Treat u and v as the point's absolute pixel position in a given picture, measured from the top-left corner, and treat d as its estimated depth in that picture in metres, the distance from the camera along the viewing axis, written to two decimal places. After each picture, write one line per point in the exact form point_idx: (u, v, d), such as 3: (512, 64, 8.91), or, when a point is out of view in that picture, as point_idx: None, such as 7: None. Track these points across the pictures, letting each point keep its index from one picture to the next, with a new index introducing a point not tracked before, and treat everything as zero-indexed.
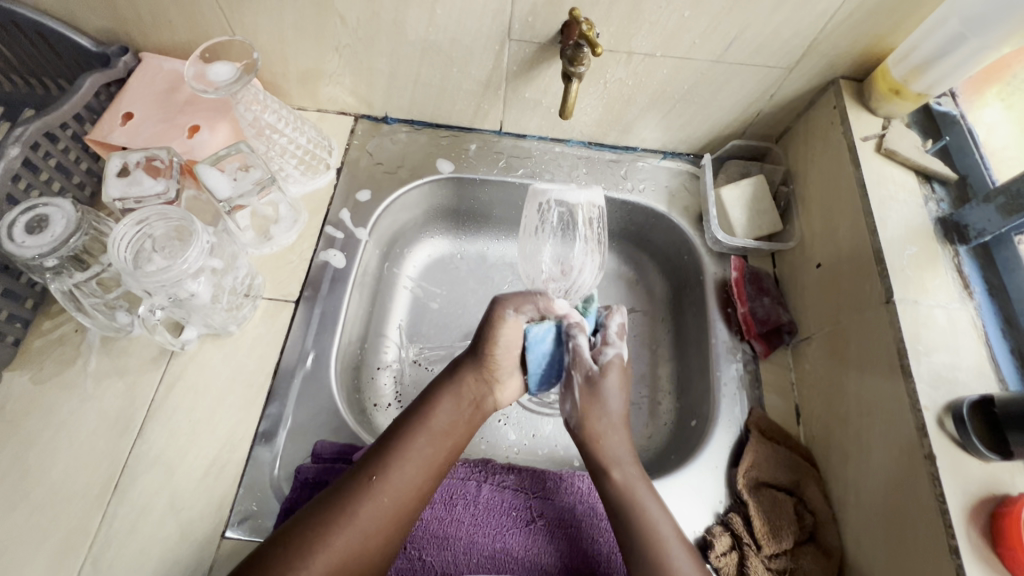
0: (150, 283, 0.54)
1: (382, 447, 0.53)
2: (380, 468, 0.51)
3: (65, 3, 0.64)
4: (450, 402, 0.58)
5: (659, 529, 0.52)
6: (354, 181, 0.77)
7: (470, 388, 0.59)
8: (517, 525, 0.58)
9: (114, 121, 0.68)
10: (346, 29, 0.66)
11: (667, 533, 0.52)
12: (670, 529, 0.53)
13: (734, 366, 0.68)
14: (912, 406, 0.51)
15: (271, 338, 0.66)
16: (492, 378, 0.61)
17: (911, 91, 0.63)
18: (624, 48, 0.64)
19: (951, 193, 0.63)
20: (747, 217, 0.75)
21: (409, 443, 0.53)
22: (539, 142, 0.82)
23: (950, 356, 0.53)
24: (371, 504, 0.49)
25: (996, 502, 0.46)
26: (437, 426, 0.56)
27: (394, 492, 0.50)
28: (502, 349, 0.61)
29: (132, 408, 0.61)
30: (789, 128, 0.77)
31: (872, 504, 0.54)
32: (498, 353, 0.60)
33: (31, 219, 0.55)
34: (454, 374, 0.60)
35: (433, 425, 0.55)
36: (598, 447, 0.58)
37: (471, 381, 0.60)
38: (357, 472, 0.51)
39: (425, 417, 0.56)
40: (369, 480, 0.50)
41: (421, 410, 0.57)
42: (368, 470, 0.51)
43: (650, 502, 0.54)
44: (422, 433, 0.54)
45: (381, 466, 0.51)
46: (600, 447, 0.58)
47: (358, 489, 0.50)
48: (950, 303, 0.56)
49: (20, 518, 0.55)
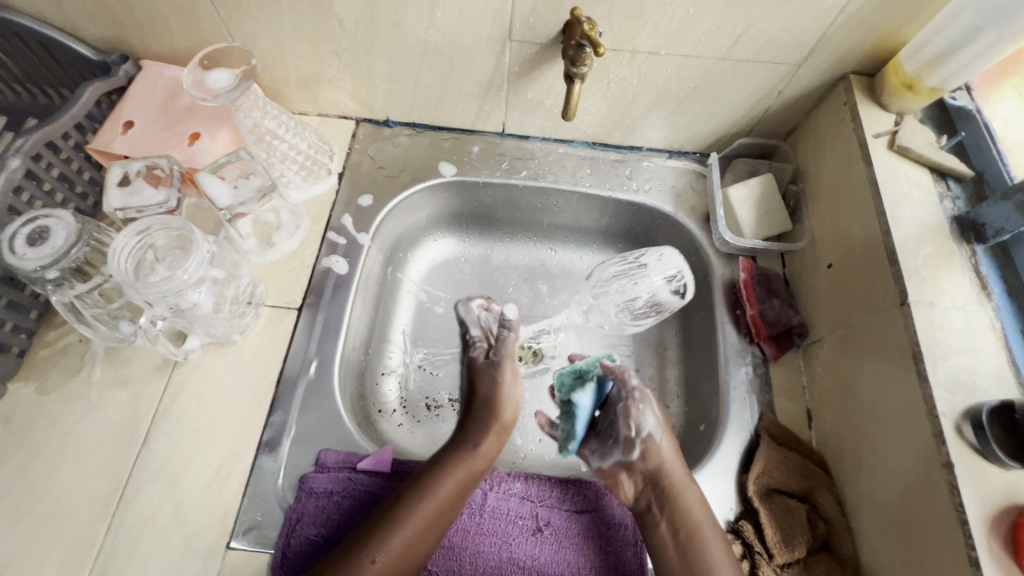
0: (150, 293, 0.54)
1: (385, 518, 0.53)
2: (380, 546, 0.51)
3: (65, 12, 0.64)
4: (458, 474, 0.57)
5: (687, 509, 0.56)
6: (356, 186, 0.76)
7: (474, 461, 0.58)
8: (523, 535, 0.57)
9: (115, 130, 0.68)
10: (345, 33, 0.65)
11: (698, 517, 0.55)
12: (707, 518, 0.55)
13: (744, 369, 0.67)
14: (929, 412, 0.49)
15: (274, 346, 0.66)
16: (495, 449, 0.61)
17: (925, 86, 0.61)
18: (627, 47, 0.63)
19: (967, 190, 0.61)
20: (755, 217, 0.74)
21: (416, 516, 0.53)
22: (542, 143, 0.80)
23: (968, 360, 0.51)
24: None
25: (1018, 512, 0.45)
26: (442, 500, 0.55)
27: (399, 564, 0.52)
28: (508, 404, 0.63)
29: (137, 418, 0.61)
30: (798, 126, 0.76)
31: (889, 513, 0.52)
32: (505, 408, 0.63)
33: (32, 231, 0.55)
34: (467, 449, 0.59)
35: (439, 497, 0.55)
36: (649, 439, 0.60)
37: (475, 453, 0.59)
38: (358, 548, 0.51)
39: (433, 488, 0.55)
40: (370, 556, 0.50)
41: (428, 475, 0.56)
42: (369, 546, 0.51)
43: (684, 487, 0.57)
44: (428, 506, 0.54)
45: (384, 541, 0.51)
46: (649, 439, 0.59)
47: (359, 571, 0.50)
48: (968, 305, 0.54)
49: (26, 529, 0.55)
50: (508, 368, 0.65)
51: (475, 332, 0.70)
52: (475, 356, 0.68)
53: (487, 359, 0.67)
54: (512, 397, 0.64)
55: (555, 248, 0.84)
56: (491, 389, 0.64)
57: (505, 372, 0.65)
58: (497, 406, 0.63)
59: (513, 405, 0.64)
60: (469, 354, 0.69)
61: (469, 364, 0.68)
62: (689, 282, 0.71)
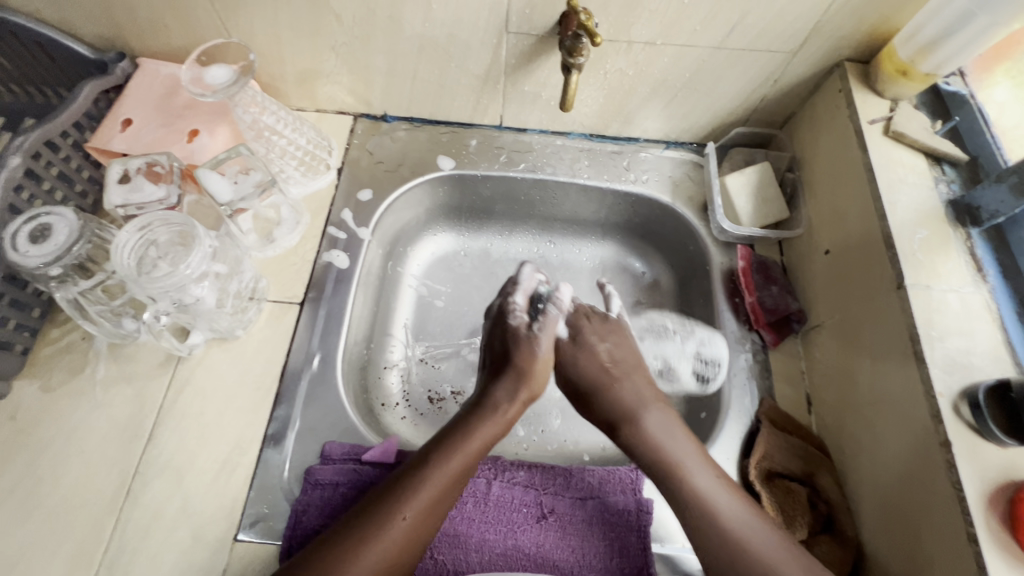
0: (154, 288, 0.54)
1: (411, 476, 0.51)
2: (409, 503, 0.50)
3: (62, 11, 0.64)
4: (485, 433, 0.57)
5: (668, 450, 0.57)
6: (355, 180, 0.77)
7: (495, 419, 0.59)
8: (527, 522, 0.58)
9: (114, 127, 0.68)
10: (342, 27, 0.65)
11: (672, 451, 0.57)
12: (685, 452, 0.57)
13: (743, 356, 0.68)
14: (927, 393, 0.50)
15: (277, 340, 0.66)
16: (516, 412, 0.61)
17: (919, 72, 0.62)
18: (623, 37, 0.63)
19: (962, 174, 0.62)
20: (752, 206, 0.74)
21: (441, 473, 0.52)
22: (540, 136, 0.81)
23: (964, 341, 0.52)
24: (405, 538, 0.49)
25: (1016, 488, 0.45)
26: (468, 457, 0.54)
27: (426, 521, 0.50)
28: (542, 363, 0.64)
29: (142, 414, 0.61)
30: (793, 115, 0.76)
31: (887, 492, 0.53)
32: (538, 367, 0.64)
33: (34, 228, 0.55)
34: (493, 410, 0.59)
35: (464, 457, 0.54)
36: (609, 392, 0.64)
37: (501, 413, 0.59)
38: (387, 506, 0.49)
39: (458, 446, 0.55)
40: (396, 511, 0.49)
41: (451, 436, 0.56)
42: (397, 504, 0.49)
43: (657, 430, 0.60)
44: (453, 461, 0.53)
45: (411, 498, 0.50)
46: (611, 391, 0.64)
47: (388, 526, 0.48)
48: (963, 287, 0.55)
49: (34, 525, 0.55)
50: (546, 341, 0.66)
51: (520, 300, 0.68)
52: (515, 325, 0.66)
53: (529, 331, 0.66)
54: (539, 369, 0.64)
55: (554, 240, 0.85)
56: (516, 348, 0.64)
57: (540, 346, 0.65)
58: (528, 368, 0.63)
59: (541, 375, 0.64)
60: (505, 323, 0.67)
61: (504, 332, 0.66)
62: (716, 378, 0.68)
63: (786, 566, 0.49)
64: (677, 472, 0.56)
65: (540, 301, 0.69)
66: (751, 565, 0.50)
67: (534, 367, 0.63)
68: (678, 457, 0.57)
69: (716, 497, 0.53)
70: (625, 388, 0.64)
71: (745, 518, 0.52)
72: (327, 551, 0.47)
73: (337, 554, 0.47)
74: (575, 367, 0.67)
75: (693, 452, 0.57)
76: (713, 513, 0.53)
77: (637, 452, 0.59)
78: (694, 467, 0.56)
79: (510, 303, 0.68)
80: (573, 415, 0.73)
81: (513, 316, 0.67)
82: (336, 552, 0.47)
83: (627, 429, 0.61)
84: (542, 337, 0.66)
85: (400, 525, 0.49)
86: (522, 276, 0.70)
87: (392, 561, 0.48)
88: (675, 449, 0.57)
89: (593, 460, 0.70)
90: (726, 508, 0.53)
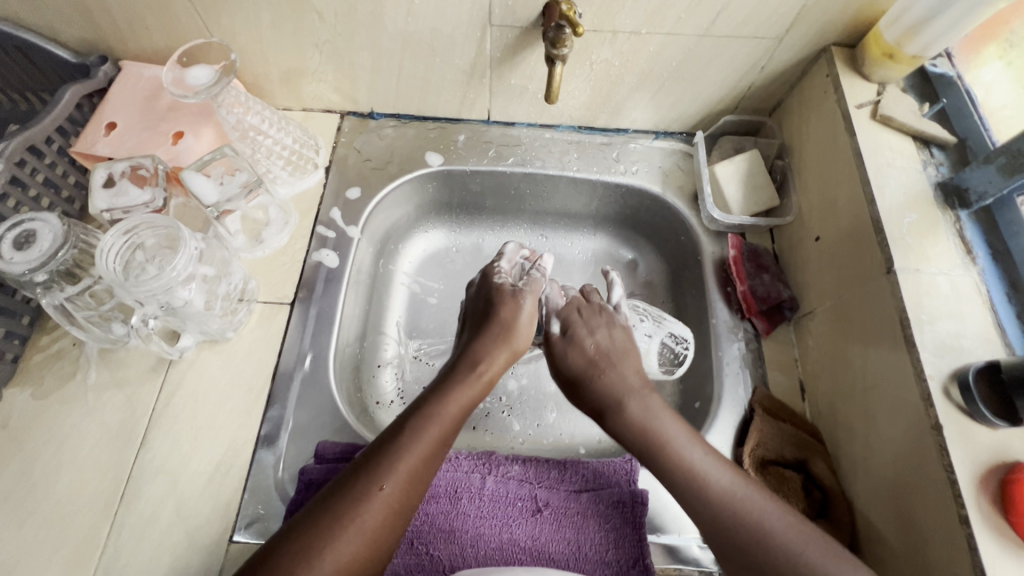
0: (140, 292, 0.54)
1: (391, 443, 0.47)
2: (388, 472, 0.45)
3: (41, 15, 0.64)
4: (463, 395, 0.54)
5: (661, 432, 0.53)
6: (343, 179, 0.76)
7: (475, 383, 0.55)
8: (522, 516, 0.58)
9: (97, 132, 0.68)
10: (324, 24, 0.64)
11: (662, 428, 0.54)
12: (675, 428, 0.54)
13: (736, 345, 0.68)
14: (917, 376, 0.50)
15: (268, 341, 0.66)
16: (495, 374, 0.58)
17: (905, 55, 0.61)
18: (607, 27, 0.63)
19: (950, 156, 0.62)
20: (743, 194, 0.74)
21: (420, 441, 0.48)
22: (528, 129, 0.80)
23: (954, 323, 0.51)
24: (386, 512, 0.44)
25: (1007, 469, 0.45)
26: (446, 423, 0.51)
27: (407, 493, 0.46)
28: (525, 320, 0.62)
29: (134, 419, 0.61)
30: (782, 101, 0.76)
31: (882, 479, 0.53)
32: (522, 326, 0.61)
33: (19, 235, 0.55)
34: (470, 371, 0.56)
35: (442, 423, 0.50)
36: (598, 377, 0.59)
37: (480, 375, 0.56)
38: (364, 477, 0.45)
39: (436, 411, 0.51)
40: (377, 482, 0.44)
41: (428, 403, 0.52)
42: (377, 474, 0.45)
43: (644, 410, 0.55)
44: (432, 428, 0.49)
45: (390, 468, 0.45)
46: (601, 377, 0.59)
47: (367, 500, 0.43)
48: (953, 269, 0.54)
49: (29, 532, 0.55)
50: (531, 299, 0.63)
51: (505, 266, 0.68)
52: (499, 283, 0.65)
53: (513, 287, 0.64)
54: (524, 327, 0.62)
55: (546, 234, 0.84)
56: (495, 306, 0.62)
57: (525, 304, 0.63)
58: (511, 328, 0.60)
59: (525, 334, 0.61)
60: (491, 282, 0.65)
61: (488, 291, 0.65)
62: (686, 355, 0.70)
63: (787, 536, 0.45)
64: (666, 451, 0.52)
65: (525, 270, 0.68)
66: (751, 539, 0.46)
67: (516, 325, 0.61)
68: (668, 434, 0.53)
69: (712, 476, 0.50)
70: (613, 375, 0.59)
71: (744, 491, 0.48)
72: (301, 536, 0.41)
73: (306, 539, 0.41)
74: (564, 358, 0.62)
75: (678, 431, 0.53)
76: (709, 492, 0.49)
77: (622, 433, 0.55)
78: (684, 445, 0.52)
79: (492, 268, 0.67)
80: (568, 409, 0.73)
81: (497, 275, 0.66)
82: (306, 538, 0.41)
83: (613, 416, 0.56)
84: (527, 298, 0.63)
85: (382, 497, 0.44)
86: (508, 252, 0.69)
87: (373, 539, 0.43)
88: (665, 427, 0.54)
89: (589, 453, 0.70)
90: (720, 483, 0.49)
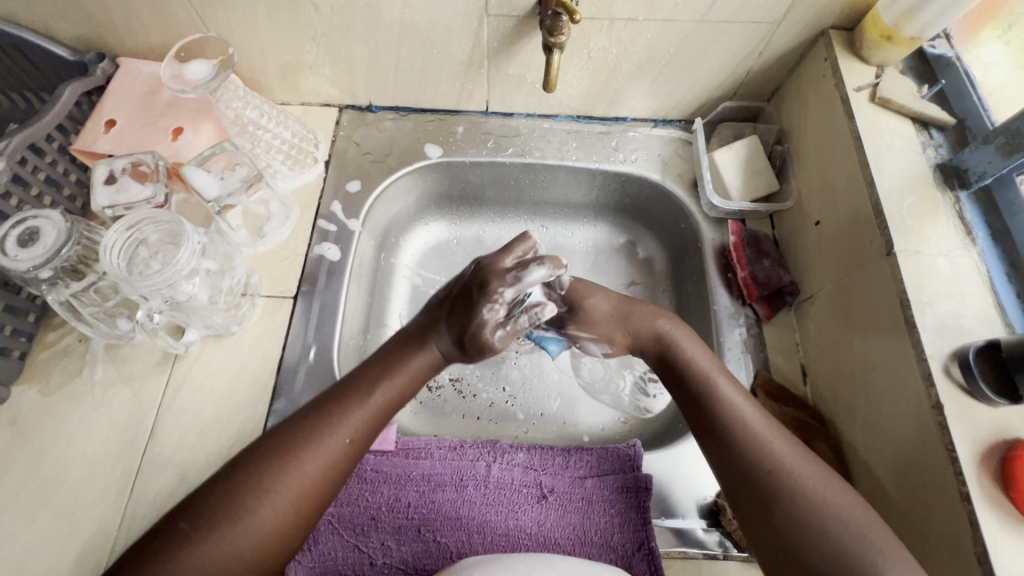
0: (144, 287, 0.54)
1: (319, 414, 0.45)
2: (312, 449, 0.44)
3: (38, 12, 0.64)
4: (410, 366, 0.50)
5: (695, 362, 0.53)
6: (343, 173, 0.77)
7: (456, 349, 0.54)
8: (527, 503, 0.59)
9: (98, 129, 0.68)
10: (321, 16, 0.64)
11: (697, 357, 0.53)
12: (705, 359, 0.53)
13: (738, 330, 0.68)
14: (918, 355, 0.50)
15: (272, 335, 0.66)
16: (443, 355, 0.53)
17: (903, 36, 0.61)
18: (604, 15, 0.63)
19: (949, 138, 0.62)
20: (742, 180, 0.74)
21: (354, 414, 0.46)
22: (527, 119, 0.80)
23: (955, 304, 0.52)
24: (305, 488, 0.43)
25: (1008, 446, 0.45)
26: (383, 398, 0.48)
27: (335, 469, 0.45)
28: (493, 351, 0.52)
29: (142, 413, 0.61)
30: (780, 86, 0.76)
31: (883, 457, 0.54)
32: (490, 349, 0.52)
33: (22, 233, 0.55)
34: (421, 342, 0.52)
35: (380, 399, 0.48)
36: (633, 307, 0.59)
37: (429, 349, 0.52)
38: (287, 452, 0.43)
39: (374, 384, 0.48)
40: (338, 431, 0.45)
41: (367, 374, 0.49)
42: (298, 449, 0.43)
43: (679, 338, 0.55)
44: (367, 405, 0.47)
45: (316, 444, 0.44)
46: (634, 306, 0.59)
47: (287, 476, 0.42)
48: (953, 250, 0.54)
49: (41, 526, 0.56)
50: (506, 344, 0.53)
51: (507, 294, 0.52)
52: (485, 318, 0.51)
53: (495, 329, 0.52)
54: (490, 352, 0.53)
55: (546, 224, 0.85)
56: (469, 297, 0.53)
57: (501, 342, 0.52)
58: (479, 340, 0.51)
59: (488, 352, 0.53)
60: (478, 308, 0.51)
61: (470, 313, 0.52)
62: None
63: (803, 469, 0.44)
64: (708, 391, 0.51)
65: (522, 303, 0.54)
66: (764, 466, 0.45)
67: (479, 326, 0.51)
68: (700, 364, 0.53)
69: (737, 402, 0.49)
70: (641, 312, 0.58)
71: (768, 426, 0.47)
72: (255, 470, 0.42)
73: (218, 513, 0.41)
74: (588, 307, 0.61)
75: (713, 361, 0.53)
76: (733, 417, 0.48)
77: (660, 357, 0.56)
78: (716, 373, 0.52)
79: (495, 289, 0.52)
80: (572, 397, 0.74)
81: (489, 307, 0.51)
82: (218, 512, 0.41)
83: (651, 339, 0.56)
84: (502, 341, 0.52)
85: (339, 445, 0.45)
86: (528, 277, 0.53)
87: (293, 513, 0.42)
88: (698, 358, 0.53)
89: (592, 440, 0.70)
90: (745, 410, 0.48)
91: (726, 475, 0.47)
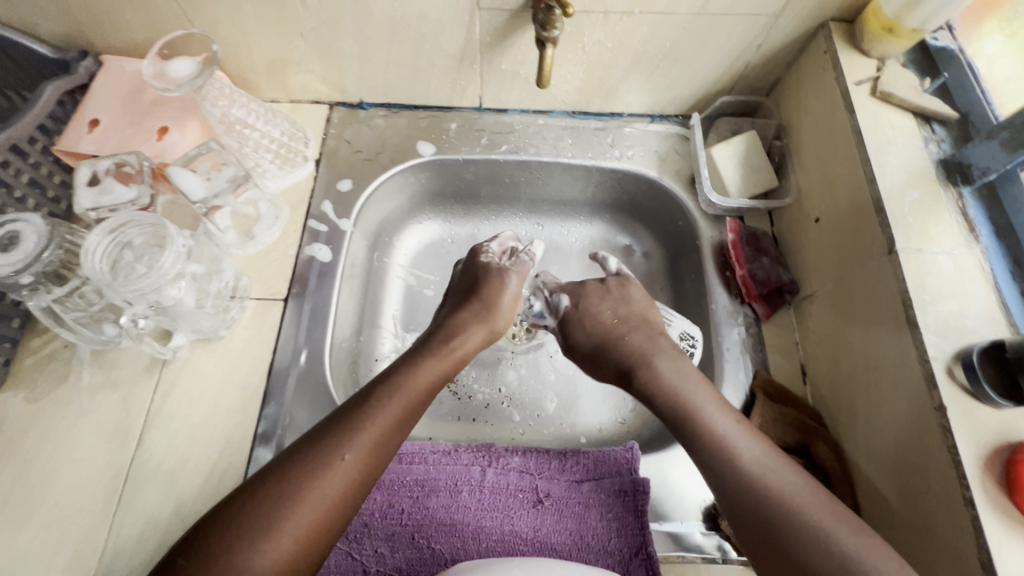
0: (128, 292, 0.53)
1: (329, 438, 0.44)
2: (321, 473, 0.42)
3: (17, 10, 0.62)
4: (428, 374, 0.52)
5: (692, 401, 0.52)
6: (334, 172, 0.75)
7: (448, 362, 0.54)
8: (523, 508, 0.58)
9: (80, 129, 0.66)
10: (308, 11, 0.63)
11: (692, 395, 0.52)
12: (704, 396, 0.52)
13: (736, 329, 0.67)
14: (920, 357, 0.49)
15: (262, 338, 0.65)
16: (472, 348, 0.58)
17: (905, 28, 0.60)
18: (599, 8, 0.61)
19: (952, 132, 0.60)
20: (741, 175, 0.73)
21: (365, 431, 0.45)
22: (521, 115, 0.79)
23: (958, 303, 0.50)
24: (315, 515, 0.41)
25: (1012, 449, 0.44)
26: (395, 414, 0.47)
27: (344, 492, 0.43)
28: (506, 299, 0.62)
29: (130, 419, 0.60)
30: (780, 80, 0.74)
31: (883, 459, 0.53)
32: (505, 302, 0.62)
33: (3, 238, 0.55)
34: (446, 344, 0.56)
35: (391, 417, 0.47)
36: (621, 344, 0.59)
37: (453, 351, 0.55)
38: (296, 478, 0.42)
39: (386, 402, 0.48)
40: (343, 448, 0.44)
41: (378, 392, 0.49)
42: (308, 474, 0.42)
43: (674, 376, 0.54)
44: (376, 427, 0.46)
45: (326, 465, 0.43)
46: (623, 343, 0.59)
47: (293, 505, 0.41)
48: (956, 248, 0.53)
49: (27, 536, 0.55)
50: (513, 285, 0.64)
51: (493, 246, 0.68)
52: (486, 261, 0.65)
53: (499, 267, 0.65)
54: (505, 308, 0.62)
55: (541, 222, 0.83)
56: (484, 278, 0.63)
57: (510, 284, 0.64)
58: (492, 299, 0.61)
59: (505, 317, 0.62)
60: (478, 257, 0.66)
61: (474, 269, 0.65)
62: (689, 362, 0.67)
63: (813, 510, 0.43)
64: (710, 432, 0.49)
65: (514, 252, 0.68)
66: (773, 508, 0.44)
67: (497, 301, 0.62)
68: (697, 402, 0.52)
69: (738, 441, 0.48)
70: (637, 337, 0.59)
71: (773, 465, 0.46)
72: (259, 501, 0.41)
73: (223, 543, 0.39)
74: (581, 327, 0.62)
75: (710, 399, 0.52)
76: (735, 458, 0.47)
77: (651, 399, 0.54)
78: (714, 412, 0.51)
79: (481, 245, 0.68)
80: (569, 398, 0.73)
81: (483, 254, 0.66)
82: (224, 541, 0.39)
83: (643, 375, 0.56)
84: (511, 280, 0.64)
85: (343, 471, 0.43)
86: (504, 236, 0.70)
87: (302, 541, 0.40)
88: (695, 396, 0.52)
89: (590, 442, 0.69)
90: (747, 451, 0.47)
91: (736, 518, 0.45)
